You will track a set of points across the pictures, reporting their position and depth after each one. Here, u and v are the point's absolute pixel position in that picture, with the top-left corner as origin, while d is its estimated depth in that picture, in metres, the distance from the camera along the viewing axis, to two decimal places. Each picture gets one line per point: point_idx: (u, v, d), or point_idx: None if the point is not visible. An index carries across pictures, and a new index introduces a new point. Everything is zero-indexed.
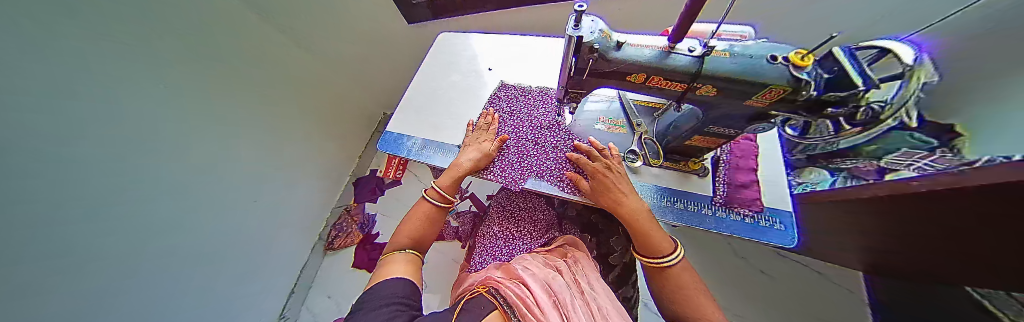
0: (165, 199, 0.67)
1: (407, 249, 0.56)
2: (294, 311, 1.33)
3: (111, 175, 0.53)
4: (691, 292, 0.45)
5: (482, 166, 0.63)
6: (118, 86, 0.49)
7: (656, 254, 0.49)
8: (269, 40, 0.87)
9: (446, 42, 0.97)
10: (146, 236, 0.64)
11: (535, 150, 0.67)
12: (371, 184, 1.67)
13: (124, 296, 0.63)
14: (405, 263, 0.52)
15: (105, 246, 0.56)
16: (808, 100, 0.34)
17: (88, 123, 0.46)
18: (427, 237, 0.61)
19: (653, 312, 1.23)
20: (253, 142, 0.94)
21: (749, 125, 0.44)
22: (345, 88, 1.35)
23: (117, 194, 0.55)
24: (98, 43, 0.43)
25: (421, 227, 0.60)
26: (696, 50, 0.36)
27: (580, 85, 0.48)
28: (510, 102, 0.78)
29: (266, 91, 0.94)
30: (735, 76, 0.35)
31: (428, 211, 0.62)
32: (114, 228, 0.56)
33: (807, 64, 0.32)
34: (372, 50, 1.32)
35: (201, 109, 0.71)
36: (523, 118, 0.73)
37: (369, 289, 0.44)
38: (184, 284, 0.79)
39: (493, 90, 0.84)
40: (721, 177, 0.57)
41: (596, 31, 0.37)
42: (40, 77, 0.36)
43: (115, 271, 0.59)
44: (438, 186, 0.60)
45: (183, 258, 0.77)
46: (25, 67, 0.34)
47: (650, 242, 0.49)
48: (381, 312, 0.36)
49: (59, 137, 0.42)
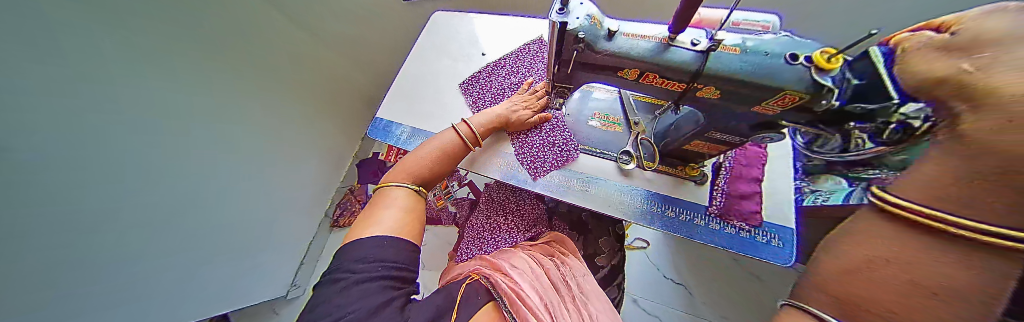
0: (155, 189, 0.69)
1: (409, 184, 0.52)
2: (303, 281, 1.40)
3: (93, 157, 0.57)
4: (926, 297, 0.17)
5: (519, 127, 0.62)
6: (95, 73, 0.56)
7: (941, 213, 0.17)
8: (231, 11, 0.82)
9: (442, 22, 0.90)
10: (120, 231, 0.64)
11: (562, 132, 0.63)
12: (373, 167, 1.58)
13: (117, 287, 0.65)
14: (401, 211, 0.48)
15: (111, 222, 0.62)
16: (829, 113, 0.30)
17: (53, 109, 0.51)
18: (440, 172, 0.57)
19: (638, 306, 1.25)
20: (255, 123, 0.96)
21: (755, 134, 0.39)
22: (343, 70, 1.30)
23: (67, 181, 0.54)
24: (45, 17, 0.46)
25: (436, 162, 0.56)
26: (700, 44, 0.32)
27: (569, 80, 0.44)
28: (533, 57, 0.79)
29: (245, 71, 0.90)
30: (740, 76, 0.31)
31: (452, 144, 0.58)
32: (111, 207, 0.61)
33: (833, 67, 0.28)
34: (363, 27, 1.27)
35: (159, 93, 0.68)
36: (518, 78, 0.76)
37: (367, 240, 0.42)
38: (182, 275, 0.79)
39: (531, 39, 0.84)
40: (720, 186, 0.52)
41: (583, 16, 0.34)
42: (22, 64, 0.46)
43: (121, 247, 0.65)
44: (474, 125, 0.59)
45: (202, 231, 0.82)
46: (24, 66, 0.47)
47: (955, 206, 0.16)
48: (372, 296, 0.36)
49: (54, 127, 0.51)
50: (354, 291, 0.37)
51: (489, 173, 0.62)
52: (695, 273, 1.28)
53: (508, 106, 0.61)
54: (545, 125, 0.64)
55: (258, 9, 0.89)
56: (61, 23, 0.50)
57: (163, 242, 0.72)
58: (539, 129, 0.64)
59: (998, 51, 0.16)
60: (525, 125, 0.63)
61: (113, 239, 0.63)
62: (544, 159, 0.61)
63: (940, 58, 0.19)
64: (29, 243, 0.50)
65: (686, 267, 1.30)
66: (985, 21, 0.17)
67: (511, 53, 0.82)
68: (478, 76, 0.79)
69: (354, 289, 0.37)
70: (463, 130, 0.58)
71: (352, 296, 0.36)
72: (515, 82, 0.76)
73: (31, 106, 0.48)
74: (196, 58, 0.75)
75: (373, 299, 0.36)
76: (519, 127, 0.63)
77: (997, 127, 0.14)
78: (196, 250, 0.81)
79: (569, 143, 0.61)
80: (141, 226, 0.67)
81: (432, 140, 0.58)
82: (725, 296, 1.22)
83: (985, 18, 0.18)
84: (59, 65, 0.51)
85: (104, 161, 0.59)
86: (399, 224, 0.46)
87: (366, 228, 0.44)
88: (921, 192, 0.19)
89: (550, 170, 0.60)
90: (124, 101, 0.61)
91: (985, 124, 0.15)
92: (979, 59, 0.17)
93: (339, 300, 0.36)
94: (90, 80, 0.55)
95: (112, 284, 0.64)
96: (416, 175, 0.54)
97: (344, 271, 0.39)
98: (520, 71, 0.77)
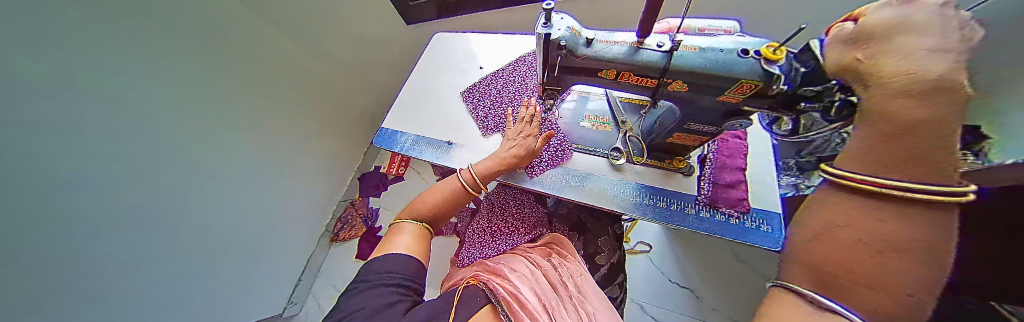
0: (155, 201, 0.73)
1: (414, 220, 0.56)
2: (300, 298, 1.38)
3: (104, 168, 0.61)
4: (886, 256, 0.20)
5: (524, 162, 0.61)
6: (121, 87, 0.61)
7: (896, 182, 0.20)
8: (254, 39, 0.90)
9: (444, 41, 0.98)
10: (108, 242, 0.65)
11: (555, 134, 0.67)
12: (376, 179, 1.65)
13: (98, 298, 0.66)
14: (412, 235, 0.53)
15: (113, 227, 0.66)
16: (780, 95, 0.34)
17: (87, 117, 0.57)
18: (445, 215, 0.60)
19: (644, 312, 1.22)
20: (257, 136, 1.01)
21: (726, 121, 0.43)
22: (347, 89, 1.38)
23: (81, 193, 0.59)
24: (74, 42, 0.52)
25: (445, 201, 0.59)
26: (665, 45, 0.37)
27: (557, 82, 0.49)
28: (529, 67, 0.86)
29: (258, 91, 0.97)
30: (703, 71, 0.36)
31: (455, 190, 0.59)
32: (116, 211, 0.66)
33: (777, 58, 0.33)
34: (368, 48, 1.36)
35: (177, 111, 0.73)
36: (516, 86, 0.82)
37: (380, 257, 0.47)
38: (165, 288, 0.80)
39: (529, 49, 0.91)
40: (707, 175, 0.56)
41: (564, 28, 0.40)
42: (71, 75, 0.53)
43: (117, 248, 0.67)
44: (477, 172, 0.60)
45: (190, 243, 0.84)
46: (42, 86, 0.49)
47: (897, 173, 0.21)
48: (380, 299, 0.40)
49: (54, 133, 0.53)
50: (366, 293, 0.42)
51: None
52: (701, 275, 1.26)
53: (513, 144, 0.61)
54: (548, 147, 0.65)
55: (276, 39, 0.97)
56: None
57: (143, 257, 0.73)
58: (545, 155, 0.64)
59: (894, 42, 0.22)
60: (532, 154, 0.61)
61: (107, 244, 0.65)
62: (541, 160, 0.64)
63: (844, 49, 0.26)
64: (30, 253, 0.53)
65: (691, 269, 1.27)
66: (878, 17, 0.24)
67: (510, 64, 0.89)
68: (479, 85, 0.85)
69: (365, 292, 0.42)
70: (466, 179, 0.59)
71: (363, 297, 0.41)
72: (515, 87, 0.82)
73: (39, 120, 0.50)
74: (196, 70, 0.75)
75: (378, 300, 0.40)
76: (529, 159, 0.61)
77: (907, 104, 0.20)
78: (190, 252, 0.84)
79: (564, 143, 0.65)
80: (141, 231, 0.71)
81: (440, 186, 0.61)
82: (731, 298, 1.20)
83: (880, 13, 0.24)
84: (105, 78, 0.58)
85: (111, 175, 0.63)
86: (412, 247, 0.51)
87: (385, 249, 0.50)
88: (854, 163, 0.24)
89: (548, 168, 0.63)
90: (143, 117, 0.66)
91: (889, 97, 0.22)
92: (875, 49, 0.23)
93: (352, 302, 0.41)
94: (109, 87, 0.59)
95: (95, 297, 0.65)
96: (421, 214, 0.56)
97: (359, 280, 0.44)
98: (515, 81, 0.83)
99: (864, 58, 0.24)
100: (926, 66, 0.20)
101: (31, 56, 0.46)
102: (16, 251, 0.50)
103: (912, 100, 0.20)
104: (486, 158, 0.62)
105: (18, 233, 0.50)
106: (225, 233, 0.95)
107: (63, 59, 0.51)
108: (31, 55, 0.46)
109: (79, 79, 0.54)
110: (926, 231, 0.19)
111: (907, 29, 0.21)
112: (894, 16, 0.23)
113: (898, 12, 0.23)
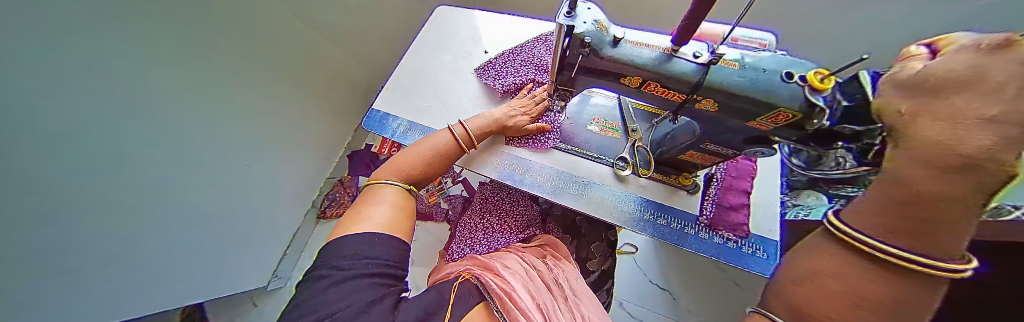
0: (150, 187, 0.69)
1: (398, 182, 0.51)
2: (286, 273, 1.36)
3: (93, 153, 0.56)
4: (864, 312, 0.19)
5: (517, 133, 0.62)
6: (110, 68, 0.56)
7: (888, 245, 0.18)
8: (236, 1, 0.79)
9: (444, 18, 0.89)
10: (104, 234, 0.61)
11: (553, 119, 0.65)
12: (365, 160, 1.51)
13: (89, 293, 0.62)
14: (390, 206, 0.47)
15: (116, 225, 0.63)
16: (818, 130, 0.32)
17: (86, 116, 0.53)
18: (436, 170, 0.56)
19: (624, 311, 1.27)
20: (248, 113, 0.92)
21: (747, 147, 0.42)
22: (344, 61, 1.26)
23: (80, 179, 0.55)
24: (60, 23, 0.46)
25: (430, 159, 0.55)
26: (701, 56, 0.35)
27: (571, 83, 0.45)
28: (539, 49, 0.78)
29: (249, 66, 0.89)
30: (740, 90, 0.33)
31: (447, 144, 0.56)
32: (117, 205, 0.63)
33: (825, 87, 0.31)
34: (361, 19, 1.23)
35: (165, 89, 0.67)
36: (526, 65, 0.75)
37: (353, 235, 0.41)
38: (149, 280, 0.74)
39: (540, 32, 0.84)
40: (711, 196, 0.54)
41: (589, 21, 0.36)
42: (71, 75, 0.50)
43: (118, 246, 0.65)
44: (469, 128, 0.58)
45: (185, 235, 0.80)
46: (31, 68, 0.43)
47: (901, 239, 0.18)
48: (360, 294, 0.36)
49: (50, 118, 0.47)
50: (343, 287, 0.36)
51: (485, 172, 0.62)
52: (681, 280, 1.31)
53: (508, 112, 0.61)
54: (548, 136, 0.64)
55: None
56: (66, 20, 0.47)
57: (138, 243, 0.69)
58: (537, 138, 0.63)
59: (952, 102, 0.17)
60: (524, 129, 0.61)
61: (110, 243, 0.63)
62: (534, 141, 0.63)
63: (899, 96, 0.21)
64: (28, 251, 0.49)
65: (672, 274, 1.32)
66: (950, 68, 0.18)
67: (525, 43, 0.81)
68: (495, 61, 0.77)
69: (342, 286, 0.36)
70: (458, 133, 0.57)
71: (343, 292, 0.36)
72: (531, 70, 0.74)
73: (45, 106, 0.46)
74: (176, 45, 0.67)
75: (362, 295, 0.36)
76: (518, 132, 0.62)
77: (930, 175, 0.17)
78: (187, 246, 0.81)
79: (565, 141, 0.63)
80: (143, 228, 0.69)
81: (429, 138, 0.57)
82: (705, 304, 1.26)
83: (954, 59, 0.18)
84: (106, 74, 0.55)
85: (106, 160, 0.58)
86: (390, 221, 0.45)
87: (353, 225, 0.43)
88: (860, 216, 0.21)
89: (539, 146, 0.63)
90: (129, 97, 0.60)
91: (922, 162, 0.17)
92: (923, 105, 0.19)
93: (326, 296, 0.36)
94: (103, 72, 0.54)
95: (99, 289, 0.63)
96: (409, 175, 0.53)
97: (330, 268, 0.38)
98: (534, 59, 0.76)
99: (908, 113, 0.19)
100: (970, 139, 0.15)
101: (49, 55, 0.45)
102: (15, 252, 0.47)
103: (940, 174, 0.16)
104: (477, 116, 0.61)
105: (16, 236, 0.47)
106: (224, 215, 0.91)
107: (76, 59, 0.50)
108: (56, 57, 0.47)
109: (82, 70, 0.51)
110: (910, 298, 0.18)
111: (976, 86, 0.16)
112: (972, 62, 0.17)
113: (980, 55, 0.17)
